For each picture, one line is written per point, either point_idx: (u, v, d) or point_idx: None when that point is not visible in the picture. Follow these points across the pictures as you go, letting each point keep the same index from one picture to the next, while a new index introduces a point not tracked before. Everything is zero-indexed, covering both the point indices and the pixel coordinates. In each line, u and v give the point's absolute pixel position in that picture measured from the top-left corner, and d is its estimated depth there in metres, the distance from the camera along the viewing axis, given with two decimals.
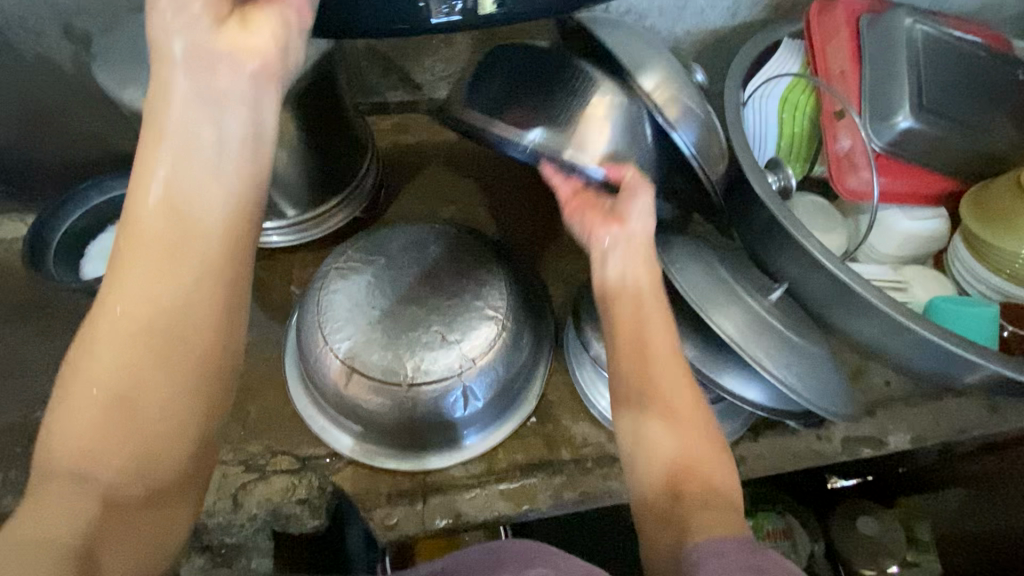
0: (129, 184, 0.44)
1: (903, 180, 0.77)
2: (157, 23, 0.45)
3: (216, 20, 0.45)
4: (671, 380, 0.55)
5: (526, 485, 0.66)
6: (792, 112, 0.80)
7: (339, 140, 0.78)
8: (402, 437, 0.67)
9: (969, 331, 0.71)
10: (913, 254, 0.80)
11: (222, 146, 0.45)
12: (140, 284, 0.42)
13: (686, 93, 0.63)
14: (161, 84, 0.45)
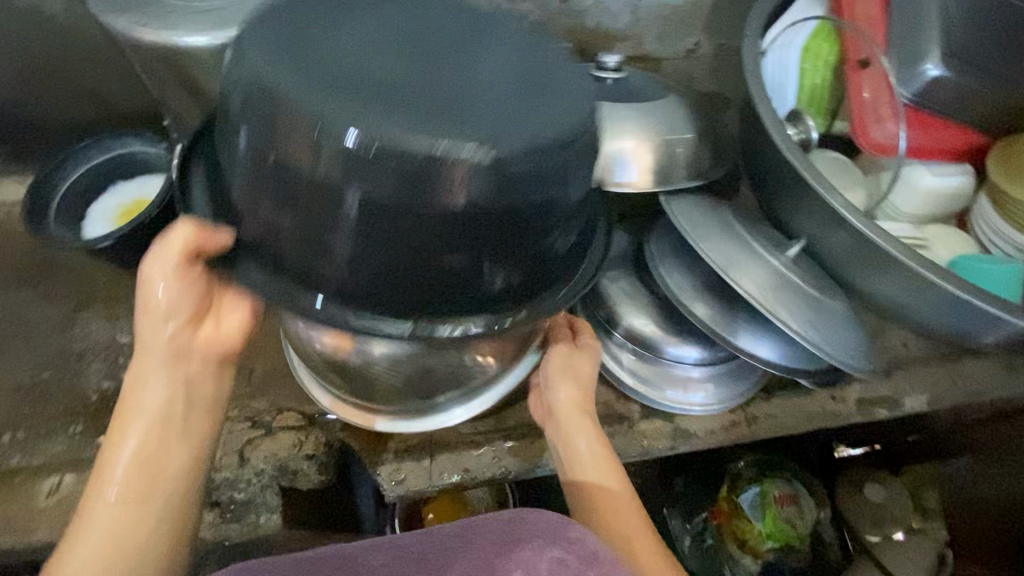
0: (103, 446, 0.51)
1: (928, 134, 0.74)
2: (143, 312, 0.53)
3: (194, 319, 0.54)
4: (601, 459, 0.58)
5: (533, 442, 0.65)
6: (814, 62, 0.77)
7: None
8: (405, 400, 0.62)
9: (992, 287, 0.68)
10: (936, 211, 0.78)
11: (182, 420, 0.53)
12: (101, 536, 0.47)
13: (667, 141, 0.66)
14: (138, 369, 0.53)
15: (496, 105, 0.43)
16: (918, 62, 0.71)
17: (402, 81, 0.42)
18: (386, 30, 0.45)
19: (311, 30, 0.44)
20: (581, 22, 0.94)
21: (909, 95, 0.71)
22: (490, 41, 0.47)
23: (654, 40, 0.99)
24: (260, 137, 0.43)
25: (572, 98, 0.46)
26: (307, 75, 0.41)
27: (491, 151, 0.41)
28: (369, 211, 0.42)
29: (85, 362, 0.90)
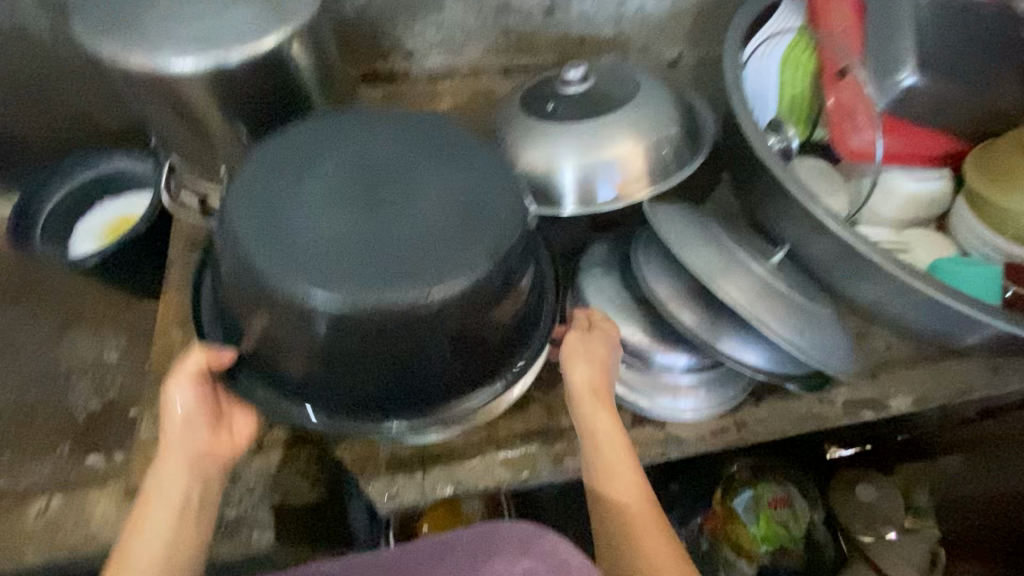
0: (120, 542, 0.52)
1: (904, 142, 0.76)
2: (163, 417, 0.56)
3: (207, 426, 0.57)
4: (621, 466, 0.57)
5: (525, 453, 0.65)
6: (793, 72, 0.79)
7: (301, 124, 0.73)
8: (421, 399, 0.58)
9: (972, 290, 0.70)
10: (917, 215, 0.79)
11: (189, 515, 0.54)
12: None
13: (659, 143, 0.71)
14: (156, 469, 0.55)
15: (439, 238, 0.52)
16: (894, 72, 0.72)
17: (356, 241, 0.52)
18: (346, 189, 0.55)
19: (282, 198, 0.54)
20: (566, 34, 0.96)
21: (886, 104, 0.72)
22: (428, 177, 0.56)
23: (639, 50, 1.00)
24: (247, 288, 0.52)
25: (497, 221, 0.54)
26: (281, 248, 0.51)
27: (433, 293, 0.50)
28: (336, 347, 0.51)
29: (77, 380, 0.90)
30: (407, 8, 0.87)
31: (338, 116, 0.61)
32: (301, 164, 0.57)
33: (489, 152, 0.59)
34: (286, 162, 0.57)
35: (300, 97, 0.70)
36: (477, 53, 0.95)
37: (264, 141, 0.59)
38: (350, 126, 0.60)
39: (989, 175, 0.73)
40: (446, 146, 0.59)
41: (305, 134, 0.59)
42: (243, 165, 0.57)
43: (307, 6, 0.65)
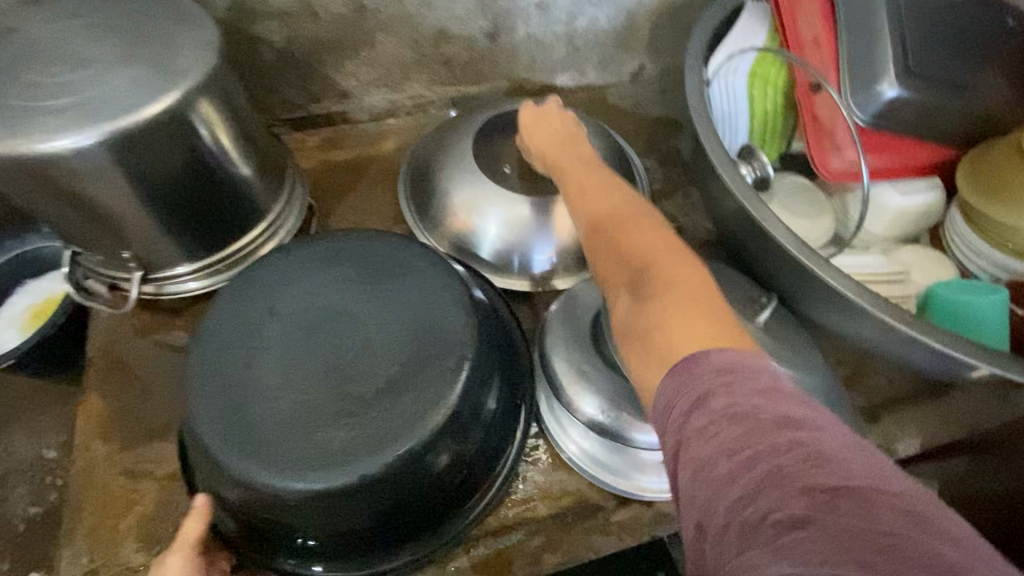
0: None
1: (889, 155, 0.68)
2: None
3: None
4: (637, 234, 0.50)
5: (500, 552, 0.58)
6: (763, 87, 0.71)
7: (224, 192, 0.65)
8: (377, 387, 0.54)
9: (980, 321, 0.62)
10: (907, 233, 0.72)
11: None
12: None
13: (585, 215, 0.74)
14: None
15: (399, 382, 0.54)
16: (872, 85, 0.65)
17: (319, 413, 0.53)
18: (301, 351, 0.56)
19: (238, 380, 0.55)
20: (514, 58, 0.88)
21: (866, 118, 0.66)
22: (372, 321, 0.58)
23: (596, 67, 0.93)
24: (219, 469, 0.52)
25: (450, 347, 0.56)
26: (246, 437, 0.52)
27: (405, 446, 0.51)
28: (316, 517, 0.51)
29: (13, 486, 0.83)
30: (333, 47, 0.79)
31: (275, 265, 0.62)
32: (247, 337, 0.58)
33: (432, 269, 0.61)
34: (234, 336, 0.58)
35: (214, 170, 0.62)
36: (420, 85, 0.87)
37: (210, 313, 0.59)
38: (289, 279, 0.61)
39: (986, 187, 0.65)
40: (382, 279, 0.60)
41: (244, 297, 0.60)
42: (196, 348, 0.57)
43: (195, 62, 0.58)
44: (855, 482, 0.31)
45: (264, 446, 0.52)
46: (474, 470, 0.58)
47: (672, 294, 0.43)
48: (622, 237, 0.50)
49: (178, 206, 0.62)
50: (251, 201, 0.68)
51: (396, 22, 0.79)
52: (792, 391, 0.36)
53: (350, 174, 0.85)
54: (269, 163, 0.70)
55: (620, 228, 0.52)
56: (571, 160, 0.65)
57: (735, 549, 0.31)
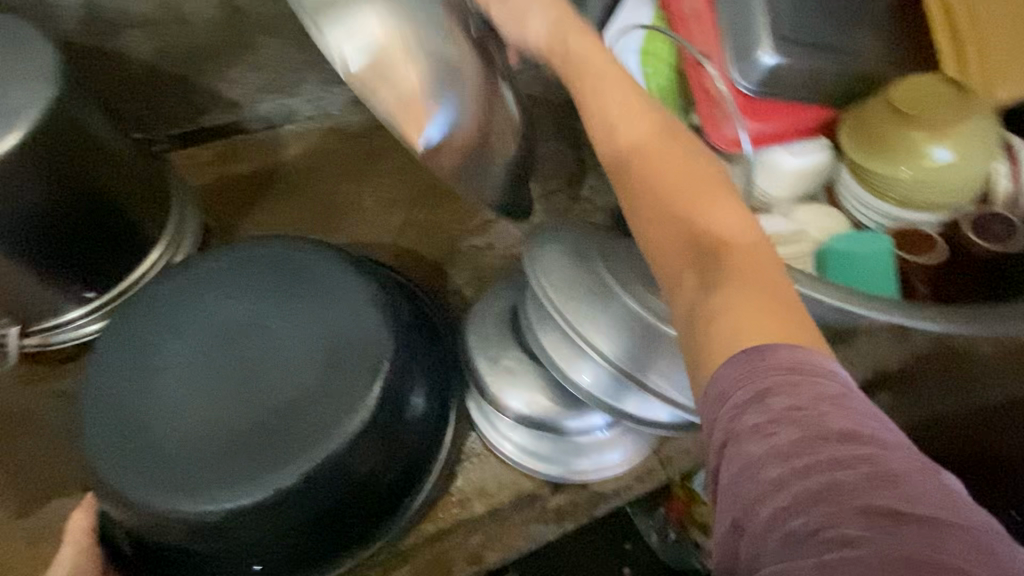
0: None
1: (777, 121, 0.71)
2: None
3: None
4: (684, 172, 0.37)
5: (439, 557, 0.58)
6: (655, 64, 0.72)
7: (99, 220, 0.59)
8: (297, 394, 0.52)
9: (869, 271, 0.66)
10: (803, 192, 0.76)
11: None
12: None
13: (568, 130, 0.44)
14: None
15: (313, 391, 0.52)
16: (750, 54, 0.67)
17: (231, 434, 0.50)
18: (204, 367, 0.53)
19: (138, 409, 0.52)
20: None
21: (751, 86, 0.69)
22: (280, 329, 0.55)
23: None
24: (124, 508, 0.49)
25: (366, 345, 0.54)
26: (153, 471, 0.49)
27: (326, 458, 0.49)
28: (236, 538, 0.49)
29: None
30: (211, 55, 0.74)
31: (171, 282, 0.58)
32: (146, 356, 0.54)
33: (347, 270, 0.58)
34: (130, 363, 0.54)
35: (76, 202, 0.57)
36: (316, 85, 0.83)
37: (102, 343, 0.55)
38: (186, 295, 0.57)
39: (866, 142, 0.69)
40: (286, 284, 0.57)
41: (138, 321, 0.56)
42: (89, 382, 0.54)
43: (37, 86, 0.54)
44: (924, 507, 0.24)
45: (169, 472, 0.49)
46: (407, 475, 0.56)
47: (730, 259, 0.33)
48: (664, 168, 0.36)
49: (45, 244, 0.57)
50: (133, 224, 0.63)
51: (278, 23, 0.75)
52: (869, 406, 0.28)
53: (252, 186, 0.80)
54: (150, 185, 0.65)
55: (657, 155, 0.37)
56: (574, 41, 0.42)
57: (772, 553, 0.26)
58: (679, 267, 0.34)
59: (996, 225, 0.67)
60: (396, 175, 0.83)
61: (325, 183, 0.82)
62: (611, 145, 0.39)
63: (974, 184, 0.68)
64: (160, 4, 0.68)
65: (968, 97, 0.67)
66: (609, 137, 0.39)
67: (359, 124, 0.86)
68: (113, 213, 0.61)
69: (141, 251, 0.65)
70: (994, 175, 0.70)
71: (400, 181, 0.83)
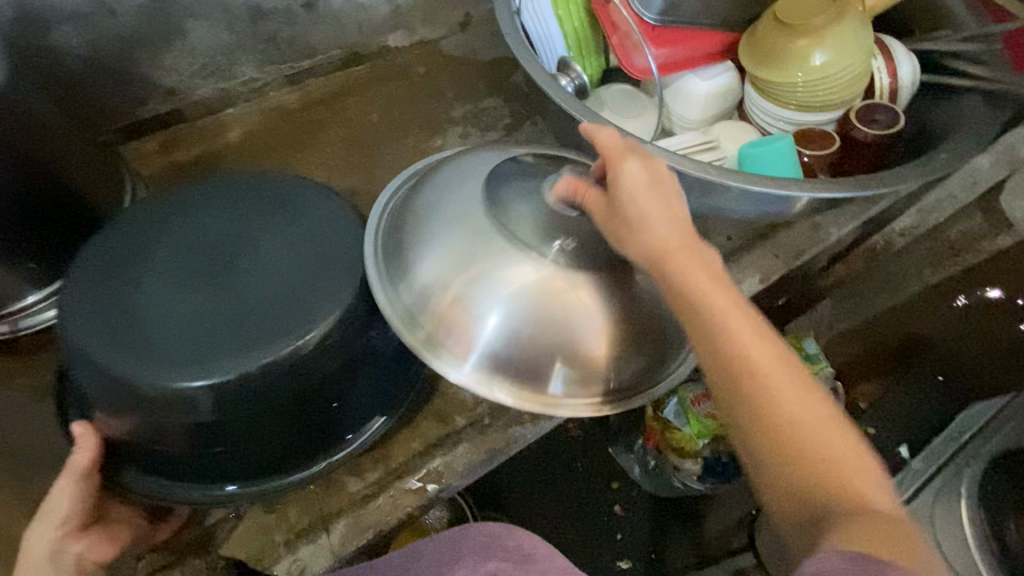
0: None
1: (681, 46, 0.79)
2: (35, 533, 0.52)
3: (75, 530, 0.54)
4: (771, 365, 0.45)
5: (431, 469, 0.63)
6: (566, 8, 0.78)
7: (53, 193, 0.61)
8: (282, 289, 0.57)
9: (778, 166, 0.74)
10: (718, 111, 0.83)
11: None
12: None
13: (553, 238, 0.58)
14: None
15: (295, 289, 0.57)
16: None
17: (222, 318, 0.54)
18: (185, 269, 0.57)
19: (122, 300, 0.55)
20: (339, 25, 0.89)
21: (655, 17, 0.77)
22: (264, 236, 0.60)
23: (423, 22, 0.96)
24: (121, 395, 0.52)
25: (353, 243, 0.60)
26: (143, 350, 0.52)
27: (304, 342, 0.54)
28: (227, 417, 0.53)
29: None
30: (145, 43, 0.76)
31: (153, 206, 0.62)
32: (128, 258, 0.58)
33: (323, 195, 0.64)
34: (111, 266, 0.57)
35: (34, 185, 0.59)
36: (251, 68, 0.86)
37: (80, 256, 0.58)
38: (170, 212, 0.61)
39: (762, 56, 0.76)
40: (265, 200, 0.63)
41: (122, 234, 0.59)
42: (71, 282, 0.56)
43: None
44: None
45: (162, 351, 0.52)
46: (380, 380, 0.62)
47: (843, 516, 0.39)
48: (782, 390, 0.44)
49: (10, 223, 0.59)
50: (86, 198, 0.65)
51: (203, 6, 0.77)
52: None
53: (202, 170, 0.83)
54: (99, 164, 0.68)
55: (773, 401, 0.44)
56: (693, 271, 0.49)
57: None
58: (772, 483, 0.43)
59: (879, 113, 0.77)
60: (340, 145, 0.87)
61: (272, 161, 0.84)
62: (708, 346, 0.47)
63: (861, 82, 0.77)
64: None
65: (843, 5, 0.74)
66: (723, 351, 0.46)
67: (297, 102, 0.90)
68: (68, 185, 0.63)
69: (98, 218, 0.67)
70: (873, 72, 0.79)
71: (345, 150, 0.86)
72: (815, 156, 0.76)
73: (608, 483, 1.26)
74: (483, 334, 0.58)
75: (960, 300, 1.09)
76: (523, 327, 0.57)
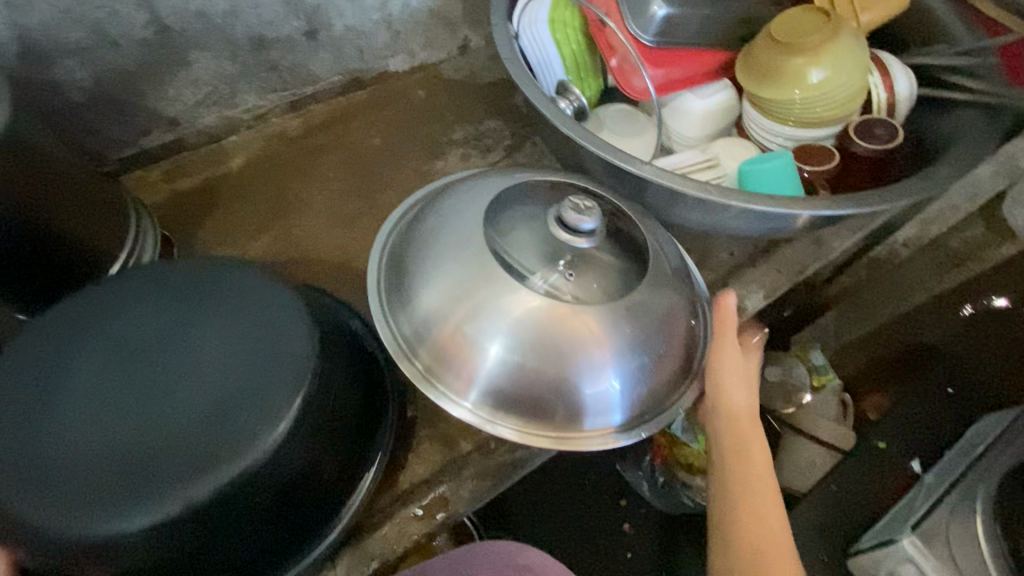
0: None
1: (677, 66, 0.79)
2: None
3: None
4: (767, 524, 0.60)
5: (437, 495, 0.63)
6: (564, 31, 0.80)
7: (59, 226, 0.61)
8: (212, 405, 0.51)
9: (779, 183, 0.74)
10: (717, 129, 0.84)
11: None
12: None
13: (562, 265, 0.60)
14: None
15: (230, 399, 0.51)
16: (647, 9, 0.77)
17: (129, 453, 0.49)
18: (104, 389, 0.51)
19: (30, 433, 0.49)
20: (340, 51, 0.90)
21: (652, 40, 0.78)
22: (196, 345, 0.54)
23: (423, 46, 0.97)
24: (4, 531, 0.47)
25: (288, 358, 0.53)
26: (34, 490, 0.47)
27: (242, 466, 0.49)
28: (157, 558, 0.48)
29: None
30: (149, 74, 0.77)
31: (80, 300, 0.56)
32: (35, 382, 0.51)
33: (257, 279, 0.58)
34: (14, 381, 0.51)
35: (38, 221, 0.59)
36: (254, 95, 0.87)
37: None
38: (94, 310, 0.55)
39: (760, 75, 0.77)
40: (210, 294, 0.57)
41: (33, 339, 0.53)
42: None
43: None
44: None
45: (71, 496, 0.47)
46: (338, 474, 0.58)
47: None
48: (764, 535, 0.59)
49: (8, 265, 0.58)
50: (89, 230, 0.65)
51: (207, 37, 0.78)
52: None
53: (206, 198, 0.84)
54: (101, 196, 0.67)
55: (756, 537, 0.59)
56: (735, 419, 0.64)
57: None
58: None
59: (877, 128, 0.77)
60: (342, 169, 0.88)
61: (275, 187, 0.85)
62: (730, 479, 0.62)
63: (858, 97, 0.78)
64: (92, 30, 0.70)
65: (837, 23, 0.75)
66: (738, 489, 0.62)
67: (298, 128, 0.91)
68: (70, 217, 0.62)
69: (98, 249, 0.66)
70: (870, 87, 0.79)
71: (347, 174, 0.87)
72: (815, 172, 0.76)
73: (615, 501, 1.24)
74: (484, 364, 0.58)
75: (967, 309, 1.08)
76: (522, 357, 0.57)
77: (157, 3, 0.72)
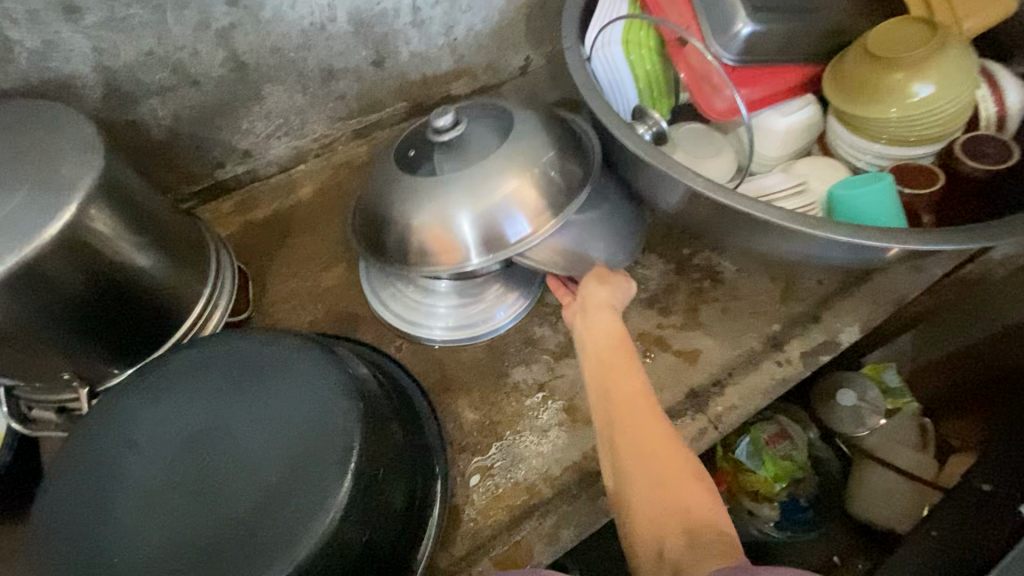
0: None
1: (762, 85, 0.76)
2: None
3: None
4: (640, 437, 0.55)
5: (517, 543, 0.61)
6: (639, 51, 0.77)
7: (147, 269, 0.62)
8: (261, 497, 0.51)
9: (875, 209, 0.68)
10: (800, 147, 0.78)
11: None
12: None
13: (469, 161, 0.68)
14: None
15: (279, 487, 0.51)
16: (730, 27, 0.73)
17: (188, 558, 0.49)
18: (163, 484, 0.52)
19: (98, 543, 0.50)
20: (406, 78, 0.89)
21: (733, 58, 0.74)
22: (245, 435, 0.54)
23: (485, 68, 0.95)
24: None
25: (333, 447, 0.52)
26: None
27: (294, 563, 0.48)
28: None
29: None
30: (223, 110, 0.78)
31: (146, 387, 0.58)
32: (101, 485, 0.53)
33: (301, 351, 0.58)
34: (80, 492, 0.53)
35: (123, 265, 0.60)
36: (320, 123, 0.87)
37: (55, 482, 0.55)
38: (155, 399, 0.57)
39: (853, 91, 0.72)
40: (260, 384, 0.57)
41: (97, 444, 0.55)
42: (45, 510, 0.53)
43: (79, 157, 0.57)
44: None
45: None
46: (398, 551, 0.56)
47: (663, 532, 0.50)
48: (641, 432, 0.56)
49: (106, 314, 0.60)
50: (175, 272, 0.65)
51: (280, 72, 0.79)
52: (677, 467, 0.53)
53: (276, 229, 0.84)
54: (186, 237, 0.68)
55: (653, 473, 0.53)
56: (595, 328, 0.64)
57: None
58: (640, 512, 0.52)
59: (987, 146, 0.70)
60: None
61: (342, 214, 0.85)
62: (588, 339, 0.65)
63: (963, 114, 0.71)
64: (172, 70, 0.71)
65: (943, 34, 0.69)
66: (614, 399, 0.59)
67: (364, 155, 0.91)
68: (159, 258, 0.63)
69: (182, 288, 0.66)
70: (977, 101, 0.73)
71: None
72: (914, 195, 0.70)
73: None
74: (449, 237, 0.67)
75: None
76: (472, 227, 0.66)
77: (235, 42, 0.73)
